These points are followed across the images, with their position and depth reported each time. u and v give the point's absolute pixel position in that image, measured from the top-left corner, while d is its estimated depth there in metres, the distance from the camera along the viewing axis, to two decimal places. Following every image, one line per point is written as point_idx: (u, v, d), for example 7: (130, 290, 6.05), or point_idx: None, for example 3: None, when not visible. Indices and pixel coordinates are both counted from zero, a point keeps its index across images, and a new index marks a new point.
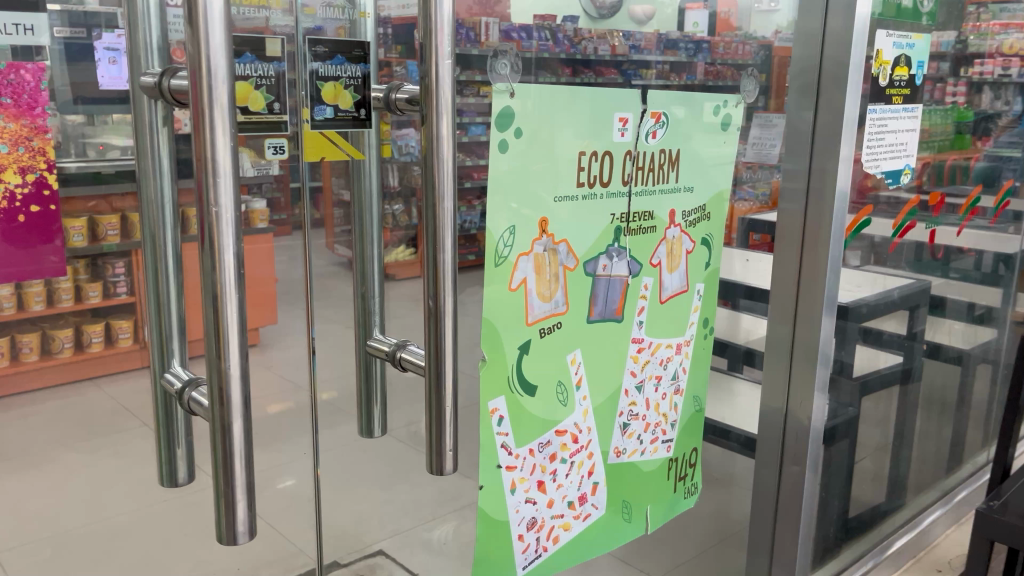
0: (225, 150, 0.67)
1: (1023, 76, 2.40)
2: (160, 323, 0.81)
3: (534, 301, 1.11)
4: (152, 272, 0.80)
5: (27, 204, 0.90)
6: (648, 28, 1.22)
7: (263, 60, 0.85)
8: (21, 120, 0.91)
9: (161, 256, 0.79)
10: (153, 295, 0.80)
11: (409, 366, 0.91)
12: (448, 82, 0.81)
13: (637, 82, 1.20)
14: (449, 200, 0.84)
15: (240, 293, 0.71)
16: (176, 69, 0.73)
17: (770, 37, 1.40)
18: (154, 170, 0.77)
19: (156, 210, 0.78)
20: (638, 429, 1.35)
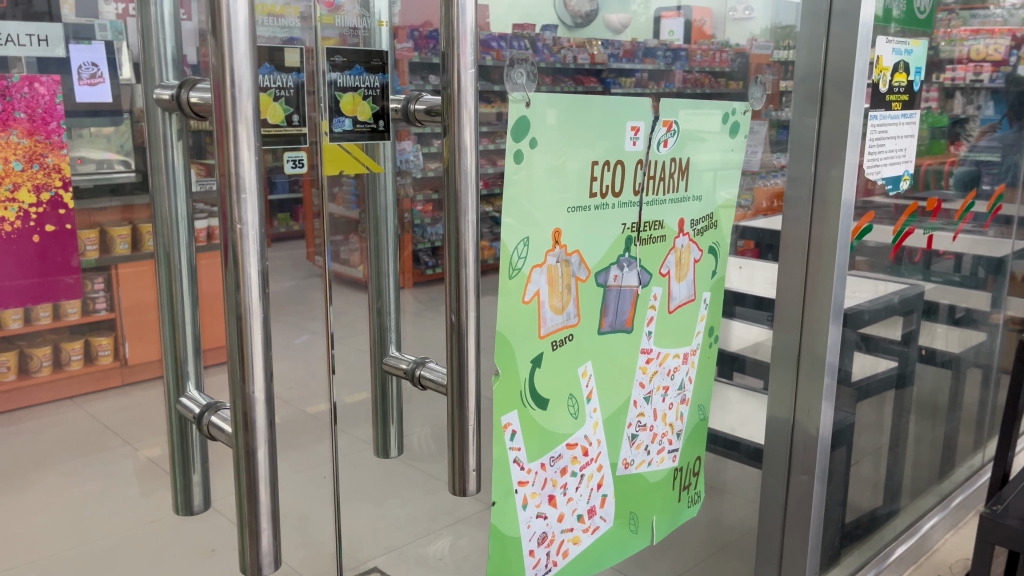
0: (251, 165, 0.65)
1: (996, 80, 2.31)
2: (175, 346, 0.78)
3: (546, 313, 1.08)
4: (167, 292, 0.76)
5: (42, 224, 0.92)
6: (624, 37, 1.17)
7: (282, 71, 0.82)
8: (36, 136, 0.90)
9: (176, 276, 0.76)
10: (167, 316, 0.77)
11: (429, 384, 0.90)
12: (470, 92, 0.79)
13: (617, 90, 1.14)
14: (472, 213, 0.82)
15: (264, 313, 0.68)
16: (194, 82, 0.71)
17: (745, 44, 1.35)
18: (168, 186, 0.74)
19: (170, 228, 0.74)
20: (646, 440, 1.31)
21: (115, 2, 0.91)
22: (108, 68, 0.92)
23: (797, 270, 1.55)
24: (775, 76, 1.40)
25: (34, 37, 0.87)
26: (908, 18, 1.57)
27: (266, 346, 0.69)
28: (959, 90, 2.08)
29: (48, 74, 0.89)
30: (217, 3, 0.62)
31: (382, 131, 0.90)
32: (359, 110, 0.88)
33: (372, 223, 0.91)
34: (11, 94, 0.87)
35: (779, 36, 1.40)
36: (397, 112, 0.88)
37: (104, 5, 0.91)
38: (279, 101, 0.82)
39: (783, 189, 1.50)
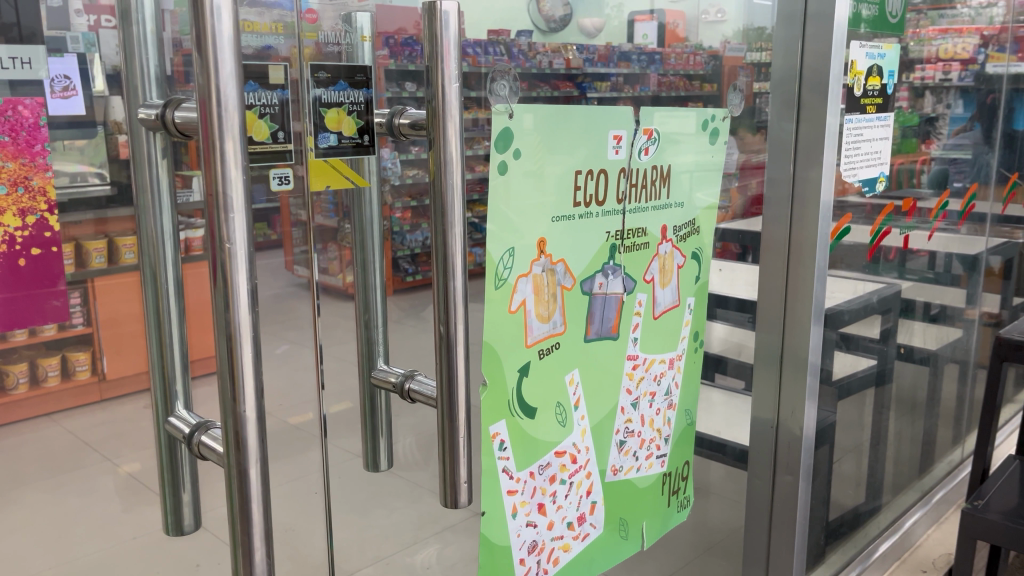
0: (239, 184, 0.65)
1: (963, 80, 2.34)
2: (162, 364, 0.77)
3: (533, 322, 1.09)
4: (154, 311, 0.76)
5: (29, 247, 0.90)
6: (599, 41, 1.13)
7: (266, 88, 0.80)
8: (20, 158, 0.87)
9: (163, 296, 0.76)
10: (155, 336, 0.76)
11: (418, 398, 0.91)
12: (455, 103, 0.79)
13: (592, 95, 1.11)
14: (458, 226, 0.82)
15: (254, 332, 0.68)
16: (179, 100, 0.71)
17: (718, 47, 1.35)
18: (154, 205, 0.73)
19: (156, 246, 0.74)
20: (634, 446, 1.32)
21: (87, 14, 0.87)
22: (81, 81, 0.89)
23: (779, 273, 1.57)
24: (750, 78, 1.40)
25: (18, 60, 0.86)
26: (880, 21, 1.60)
27: (257, 365, 0.69)
28: (930, 90, 2.11)
29: (32, 97, 0.87)
30: (201, 21, 0.62)
31: (367, 144, 0.90)
32: (344, 126, 0.87)
33: (357, 238, 0.92)
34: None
35: (751, 38, 1.40)
36: (382, 127, 0.90)
37: (76, 18, 0.87)
38: (265, 118, 0.80)
39: (764, 186, 1.51)
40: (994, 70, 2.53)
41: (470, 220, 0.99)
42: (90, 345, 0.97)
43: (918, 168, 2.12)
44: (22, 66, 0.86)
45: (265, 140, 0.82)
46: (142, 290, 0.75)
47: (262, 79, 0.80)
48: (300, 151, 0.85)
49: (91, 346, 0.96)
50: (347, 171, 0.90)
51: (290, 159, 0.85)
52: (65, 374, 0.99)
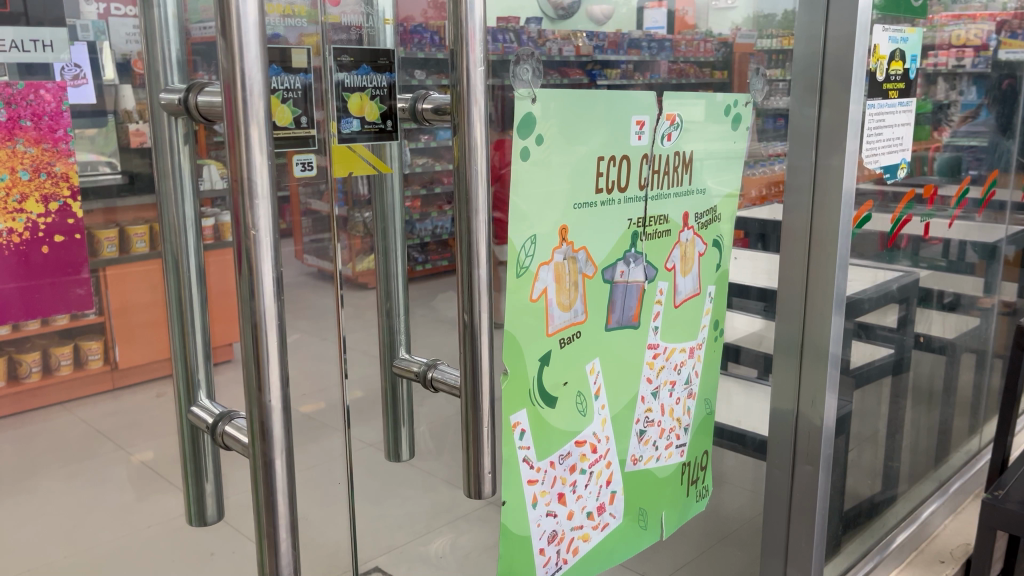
0: (264, 170, 0.63)
1: (977, 65, 2.31)
2: (185, 355, 0.76)
3: (554, 311, 1.07)
4: (176, 298, 0.75)
5: (51, 234, 0.97)
6: (608, 28, 1.12)
7: (288, 72, 0.81)
8: (42, 143, 0.94)
9: (185, 284, 0.75)
10: (177, 325, 0.76)
11: (440, 386, 0.89)
12: (479, 87, 0.77)
13: (603, 83, 1.08)
14: (483, 212, 0.81)
15: (280, 321, 0.67)
16: (202, 85, 0.70)
17: (728, 34, 1.32)
18: (177, 193, 0.72)
19: (177, 233, 0.73)
20: (654, 436, 1.31)
21: (95, 2, 0.95)
22: (90, 68, 0.94)
23: (799, 262, 1.55)
24: (760, 64, 1.37)
25: (39, 42, 0.92)
26: (902, 5, 1.57)
27: (282, 355, 0.67)
28: (945, 76, 2.08)
29: (54, 80, 0.92)
30: (226, 4, 0.60)
31: (389, 130, 0.88)
32: (367, 111, 0.85)
33: (379, 225, 0.89)
34: (17, 102, 0.90)
35: (760, 25, 1.38)
36: (405, 112, 0.88)
37: (85, 6, 0.94)
38: (287, 103, 0.81)
39: (783, 175, 1.51)
40: (1009, 56, 2.49)
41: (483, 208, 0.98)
42: (101, 334, 1.06)
43: (930, 155, 2.08)
44: (43, 48, 0.93)
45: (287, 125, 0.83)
46: (164, 279, 0.74)
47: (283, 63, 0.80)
48: (324, 138, 0.85)
49: (100, 336, 1.06)
50: (362, 152, 0.87)
51: (310, 144, 0.86)
52: (80, 361, 1.12)
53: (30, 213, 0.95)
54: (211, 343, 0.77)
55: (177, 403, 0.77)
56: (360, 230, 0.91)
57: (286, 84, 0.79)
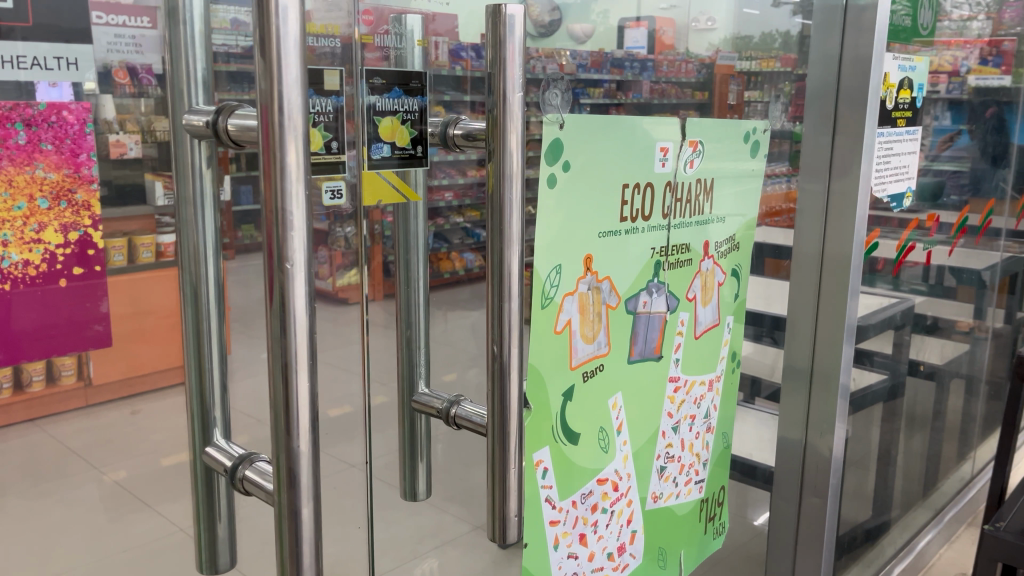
0: (300, 200, 0.59)
1: (953, 91, 2.20)
2: (201, 391, 0.71)
3: (578, 343, 1.02)
4: (194, 333, 0.70)
5: (69, 266, 0.91)
6: (591, 47, 0.97)
7: (321, 95, 0.71)
8: (64, 168, 0.88)
9: (204, 316, 0.70)
10: (195, 363, 0.71)
11: (464, 424, 0.84)
12: (516, 113, 0.74)
13: (586, 103, 0.96)
14: (516, 243, 0.77)
15: (311, 360, 0.62)
16: (233, 106, 0.66)
17: (709, 55, 1.20)
18: (199, 218, 0.68)
19: (198, 262, 0.69)
20: (674, 472, 1.26)
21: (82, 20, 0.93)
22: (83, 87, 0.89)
23: (810, 287, 1.54)
24: (741, 86, 1.25)
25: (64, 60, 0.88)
26: (910, 33, 1.56)
27: (312, 398, 0.63)
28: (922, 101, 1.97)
29: (77, 100, 0.89)
30: (266, 22, 0.56)
31: (421, 156, 0.83)
32: (397, 136, 0.80)
33: (402, 257, 0.85)
34: (37, 123, 0.87)
35: (739, 46, 1.27)
36: (435, 137, 0.83)
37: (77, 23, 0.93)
38: (319, 126, 0.72)
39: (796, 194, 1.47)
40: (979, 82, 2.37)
41: (463, 225, 0.93)
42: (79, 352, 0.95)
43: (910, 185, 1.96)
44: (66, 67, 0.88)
45: (318, 151, 0.73)
46: (182, 312, 0.70)
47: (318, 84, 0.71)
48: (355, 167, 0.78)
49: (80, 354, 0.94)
50: (387, 176, 0.82)
51: (343, 171, 0.77)
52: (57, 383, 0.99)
53: (47, 244, 0.88)
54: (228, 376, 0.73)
55: (191, 443, 0.72)
56: (341, 245, 0.80)
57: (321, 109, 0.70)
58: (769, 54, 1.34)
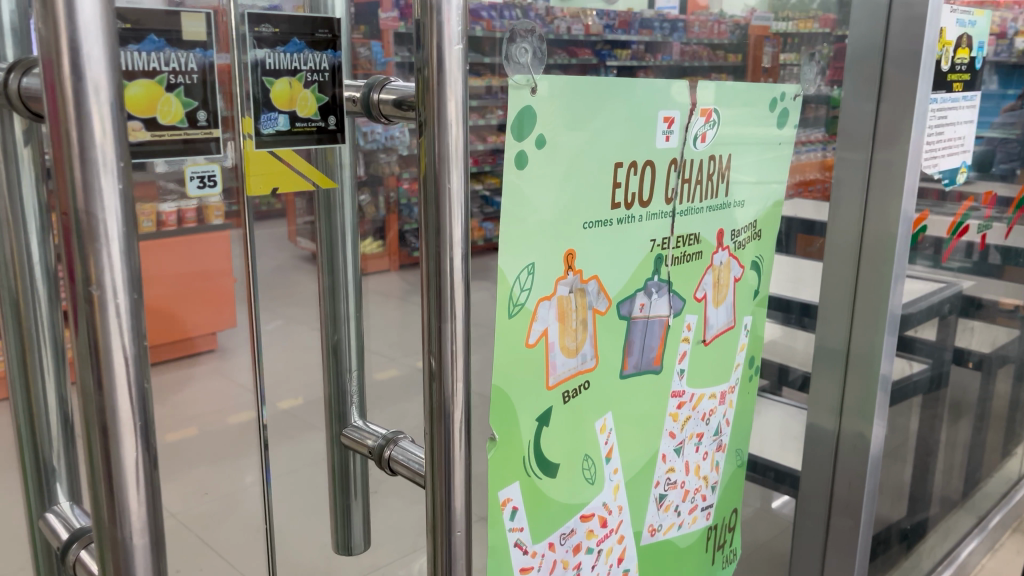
0: (112, 198, 0.42)
1: (1011, 53, 1.90)
2: (28, 404, 0.66)
3: (556, 357, 0.84)
4: (16, 347, 0.64)
5: None
6: (619, 7, 0.91)
7: (177, 47, 0.53)
8: None
9: (29, 328, 0.64)
10: (20, 374, 0.65)
11: (400, 469, 0.67)
12: (456, 73, 0.56)
13: (614, 65, 0.86)
14: (458, 246, 0.59)
15: (142, 420, 0.45)
16: (29, 63, 0.57)
17: (742, 16, 1.08)
18: (16, 203, 0.62)
19: (18, 264, 0.63)
20: (676, 500, 1.08)
21: None
22: None
23: (846, 274, 1.35)
24: (776, 48, 1.11)
25: None
26: None
27: (148, 472, 0.46)
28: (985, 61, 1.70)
29: None
30: None
31: (333, 129, 0.66)
32: (298, 103, 0.63)
33: (325, 252, 0.74)
34: None
35: (775, 5, 1.13)
36: (355, 104, 0.67)
37: None
38: (177, 90, 0.53)
39: (830, 161, 1.31)
40: None
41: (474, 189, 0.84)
42: None
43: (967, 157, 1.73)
44: None
45: (179, 125, 0.54)
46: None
47: (171, 32, 0.53)
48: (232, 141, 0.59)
49: None
50: (300, 165, 0.66)
51: (216, 154, 0.58)
52: None
53: None
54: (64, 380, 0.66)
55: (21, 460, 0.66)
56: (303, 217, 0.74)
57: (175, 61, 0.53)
58: (806, 14, 1.18)
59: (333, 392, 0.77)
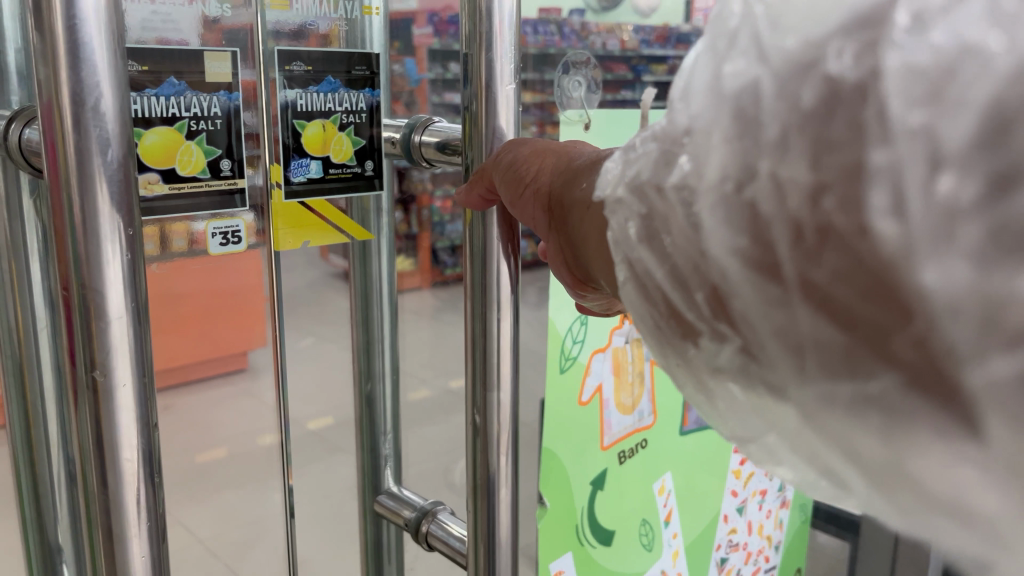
0: (118, 269, 0.39)
1: None
2: (32, 472, 0.63)
3: (610, 417, 0.83)
4: (22, 413, 0.62)
5: None
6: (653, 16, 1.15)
7: (200, 91, 0.54)
8: None
9: (34, 393, 0.62)
10: (24, 442, 0.62)
11: (437, 544, 0.63)
12: (507, 112, 0.50)
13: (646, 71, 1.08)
14: (506, 308, 0.53)
15: (149, 512, 0.41)
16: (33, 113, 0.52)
17: None
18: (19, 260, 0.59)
19: (21, 323, 0.60)
20: (739, 563, 1.05)
21: None
22: None
23: None
24: None
25: None
26: None
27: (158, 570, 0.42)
28: None
29: None
30: None
31: (370, 175, 0.63)
32: (332, 147, 0.60)
33: (358, 308, 0.70)
34: None
35: None
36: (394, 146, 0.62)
37: None
38: (197, 137, 0.54)
39: None
40: None
41: None
42: None
43: None
44: None
45: (200, 175, 0.55)
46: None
47: (191, 75, 0.53)
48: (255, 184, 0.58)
49: None
50: (332, 216, 0.63)
51: (242, 207, 0.58)
52: None
53: None
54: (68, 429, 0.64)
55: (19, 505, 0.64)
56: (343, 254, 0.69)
57: (197, 104, 0.54)
58: None
59: (366, 446, 0.73)
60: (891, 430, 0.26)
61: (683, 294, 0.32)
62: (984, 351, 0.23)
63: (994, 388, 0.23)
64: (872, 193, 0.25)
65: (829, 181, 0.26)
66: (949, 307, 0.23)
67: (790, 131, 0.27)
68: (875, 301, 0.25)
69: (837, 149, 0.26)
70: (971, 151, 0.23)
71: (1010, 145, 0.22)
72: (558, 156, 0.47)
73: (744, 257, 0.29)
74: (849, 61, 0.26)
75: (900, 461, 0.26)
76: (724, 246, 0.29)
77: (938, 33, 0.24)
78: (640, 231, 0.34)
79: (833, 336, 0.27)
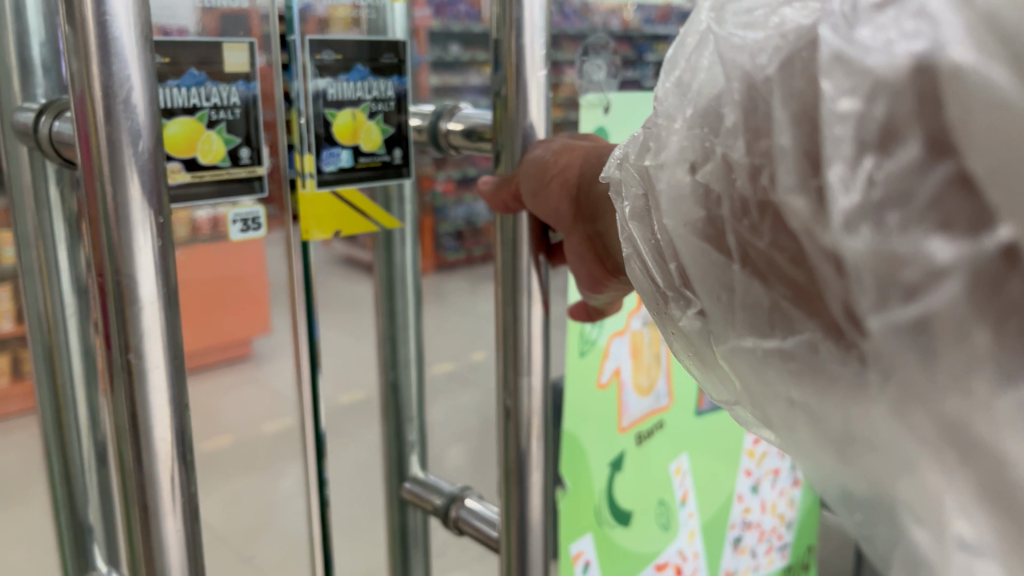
0: (150, 256, 0.39)
1: None
2: (63, 460, 0.64)
3: (630, 398, 0.86)
4: (51, 400, 0.62)
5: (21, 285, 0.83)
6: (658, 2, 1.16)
7: (221, 81, 0.55)
8: None
9: (65, 380, 0.62)
10: (54, 429, 0.63)
11: (467, 530, 0.65)
12: (536, 95, 0.52)
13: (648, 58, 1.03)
14: (535, 301, 0.54)
15: (181, 492, 0.42)
16: (62, 106, 0.53)
17: None
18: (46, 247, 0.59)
19: (52, 312, 0.61)
20: (752, 542, 1.09)
21: None
22: None
23: None
24: None
25: None
26: None
27: (190, 546, 0.43)
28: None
29: None
30: None
31: (399, 163, 0.64)
32: (362, 136, 0.60)
33: (383, 296, 0.71)
34: None
35: None
36: (420, 132, 0.64)
37: None
38: (217, 126, 0.55)
39: None
40: None
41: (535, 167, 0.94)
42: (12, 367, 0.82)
43: None
44: None
45: (220, 163, 0.56)
46: (29, 334, 0.62)
47: (211, 66, 0.54)
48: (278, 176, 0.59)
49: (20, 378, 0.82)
50: (367, 209, 0.63)
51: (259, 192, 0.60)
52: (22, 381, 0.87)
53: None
54: (98, 415, 0.65)
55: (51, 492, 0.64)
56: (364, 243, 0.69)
57: (218, 96, 0.54)
58: None
59: (392, 433, 0.74)
60: (811, 373, 0.31)
61: (659, 263, 0.38)
62: (884, 302, 0.27)
63: (893, 330, 0.27)
64: (781, 172, 0.29)
65: (762, 162, 0.30)
66: (861, 266, 0.27)
67: (737, 120, 0.31)
68: (798, 264, 0.30)
69: (761, 135, 0.30)
70: (872, 140, 0.26)
71: (905, 140, 0.26)
72: (587, 149, 0.52)
73: (693, 229, 0.33)
74: (768, 57, 0.30)
75: (808, 395, 0.31)
76: (678, 221, 0.34)
77: (863, 31, 0.28)
78: (637, 209, 0.39)
79: (760, 296, 0.32)
